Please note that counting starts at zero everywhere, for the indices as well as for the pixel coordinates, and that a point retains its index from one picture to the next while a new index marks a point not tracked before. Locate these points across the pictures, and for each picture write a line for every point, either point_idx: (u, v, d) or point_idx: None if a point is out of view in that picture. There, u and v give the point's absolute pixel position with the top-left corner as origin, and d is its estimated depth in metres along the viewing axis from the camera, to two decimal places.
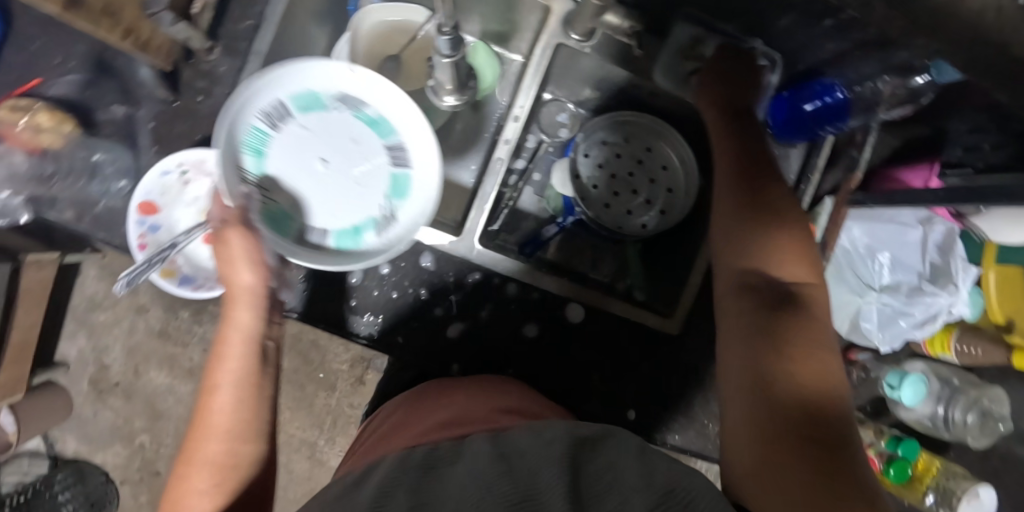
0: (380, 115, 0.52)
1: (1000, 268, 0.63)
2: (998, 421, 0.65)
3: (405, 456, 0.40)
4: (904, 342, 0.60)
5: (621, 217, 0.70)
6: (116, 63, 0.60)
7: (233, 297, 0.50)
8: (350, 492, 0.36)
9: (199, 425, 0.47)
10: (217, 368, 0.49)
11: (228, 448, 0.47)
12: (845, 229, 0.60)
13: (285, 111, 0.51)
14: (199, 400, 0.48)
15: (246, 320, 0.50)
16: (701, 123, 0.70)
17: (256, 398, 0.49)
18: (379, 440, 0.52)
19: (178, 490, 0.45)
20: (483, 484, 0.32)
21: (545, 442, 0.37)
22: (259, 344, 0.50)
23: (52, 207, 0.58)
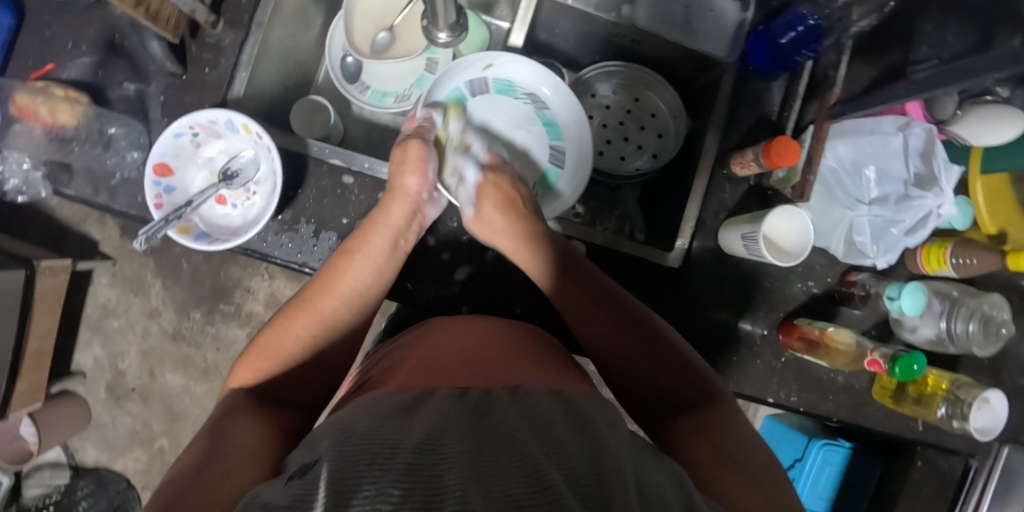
0: (554, 120, 0.69)
1: (987, 179, 0.66)
2: (1000, 325, 0.67)
3: (461, 396, 0.40)
4: (899, 252, 0.62)
5: (616, 162, 0.75)
6: (125, 42, 0.63)
7: (394, 192, 0.58)
8: (402, 415, 0.36)
9: (328, 278, 0.55)
10: (360, 240, 0.56)
11: (337, 308, 0.54)
12: (829, 148, 0.62)
13: (485, 87, 0.68)
14: (331, 262, 0.56)
15: (398, 216, 0.58)
16: (687, 69, 0.72)
17: (373, 279, 0.56)
18: (425, 356, 0.49)
19: (285, 325, 0.52)
20: (549, 440, 0.33)
21: (611, 425, 0.38)
22: (394, 241, 0.57)
23: (71, 181, 0.61)
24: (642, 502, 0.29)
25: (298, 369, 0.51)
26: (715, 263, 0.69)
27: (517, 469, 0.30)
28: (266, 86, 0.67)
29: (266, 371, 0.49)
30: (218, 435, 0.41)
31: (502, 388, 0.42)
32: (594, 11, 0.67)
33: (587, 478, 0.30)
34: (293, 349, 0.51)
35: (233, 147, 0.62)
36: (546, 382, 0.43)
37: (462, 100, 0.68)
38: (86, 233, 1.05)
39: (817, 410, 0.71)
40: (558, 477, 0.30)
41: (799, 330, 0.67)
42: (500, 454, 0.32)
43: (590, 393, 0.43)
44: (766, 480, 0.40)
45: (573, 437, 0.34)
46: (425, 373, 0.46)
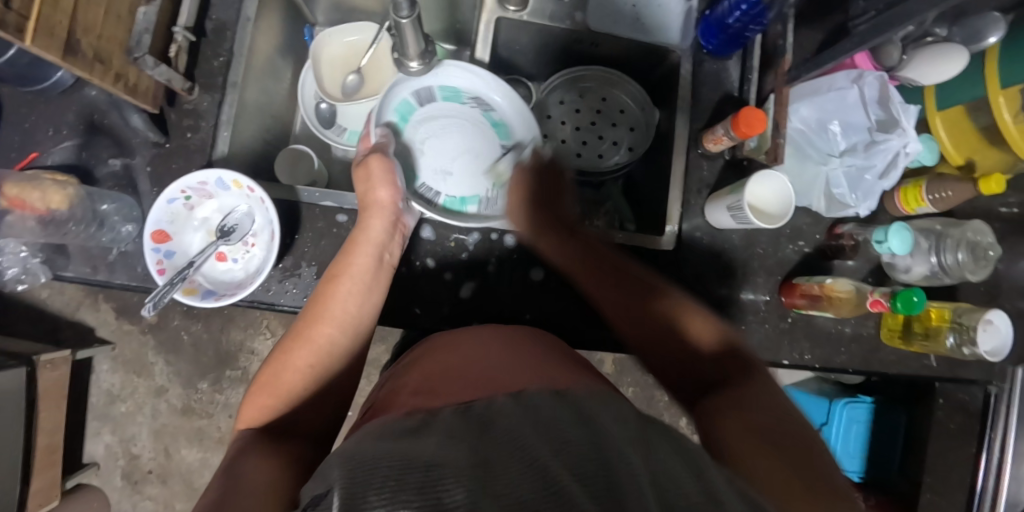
0: (502, 119, 0.69)
1: (944, 114, 0.68)
2: (987, 248, 0.69)
3: (466, 411, 0.40)
4: (877, 195, 0.65)
5: (594, 161, 0.77)
6: (105, 121, 0.64)
7: (369, 209, 0.60)
8: (413, 434, 0.36)
9: (317, 304, 0.56)
10: (344, 263, 0.58)
11: (332, 333, 0.55)
12: (792, 111, 0.66)
13: (432, 95, 0.68)
14: (320, 290, 0.57)
15: (378, 231, 0.60)
16: (648, 66, 0.76)
17: (362, 300, 0.57)
18: (433, 370, 0.49)
19: (282, 359, 0.53)
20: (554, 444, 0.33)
21: (620, 416, 0.37)
22: (378, 256, 0.59)
23: (68, 263, 0.62)
24: (662, 493, 0.29)
25: (305, 399, 0.52)
26: (708, 239, 0.71)
27: (526, 475, 0.30)
28: (248, 141, 0.69)
29: (275, 407, 0.51)
30: (232, 478, 0.41)
31: (504, 393, 0.41)
32: (550, 23, 0.71)
33: (596, 471, 0.30)
34: (295, 382, 0.52)
35: (226, 204, 0.63)
36: (547, 381, 0.43)
37: (410, 110, 0.68)
38: (81, 321, 1.04)
39: (832, 363, 0.73)
40: (569, 478, 0.30)
41: (799, 288, 0.69)
42: (508, 462, 0.32)
43: (590, 383, 0.44)
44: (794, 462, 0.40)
45: (578, 434, 0.34)
46: (427, 390, 0.45)
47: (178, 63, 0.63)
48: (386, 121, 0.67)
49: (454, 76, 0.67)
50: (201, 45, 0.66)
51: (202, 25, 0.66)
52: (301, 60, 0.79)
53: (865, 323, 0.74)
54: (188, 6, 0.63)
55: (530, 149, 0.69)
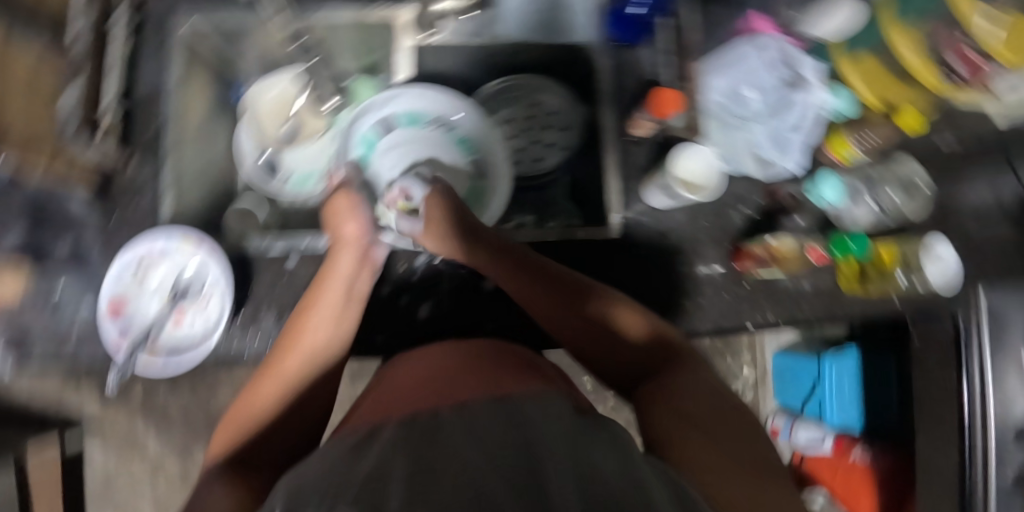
0: (467, 136, 0.70)
1: (852, 59, 0.71)
2: (918, 182, 0.73)
3: (410, 423, 0.40)
4: (801, 148, 0.68)
5: (534, 165, 0.78)
6: (48, 205, 0.66)
7: (339, 244, 0.61)
8: (355, 455, 0.37)
9: (289, 341, 0.57)
10: (313, 297, 0.58)
11: (302, 366, 0.56)
12: (705, 84, 0.69)
13: (393, 122, 0.70)
14: (292, 323, 0.58)
15: (347, 265, 0.60)
16: (567, 67, 0.77)
17: (331, 332, 0.57)
18: (395, 387, 0.50)
19: (253, 393, 0.55)
20: (490, 457, 0.34)
21: (553, 418, 0.39)
22: (348, 289, 0.59)
23: (31, 349, 0.63)
24: (585, 493, 0.31)
25: (270, 428, 0.53)
26: (652, 220, 0.73)
27: (458, 491, 0.31)
28: (194, 202, 0.71)
29: (237, 439, 0.52)
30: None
31: (447, 406, 0.42)
32: (465, 40, 0.76)
33: (527, 482, 0.31)
34: (259, 415, 0.53)
35: (178, 265, 0.65)
36: (490, 391, 0.43)
37: (373, 139, 0.70)
38: (65, 411, 1.05)
39: (796, 318, 0.75)
40: (498, 487, 0.31)
41: (747, 252, 0.71)
42: (445, 477, 0.32)
43: (541, 389, 0.44)
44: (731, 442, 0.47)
45: (511, 449, 0.35)
46: (381, 407, 0.46)
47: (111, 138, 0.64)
48: (352, 155, 0.69)
49: (416, 100, 0.70)
50: (132, 117, 0.68)
51: None
52: None
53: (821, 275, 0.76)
54: None
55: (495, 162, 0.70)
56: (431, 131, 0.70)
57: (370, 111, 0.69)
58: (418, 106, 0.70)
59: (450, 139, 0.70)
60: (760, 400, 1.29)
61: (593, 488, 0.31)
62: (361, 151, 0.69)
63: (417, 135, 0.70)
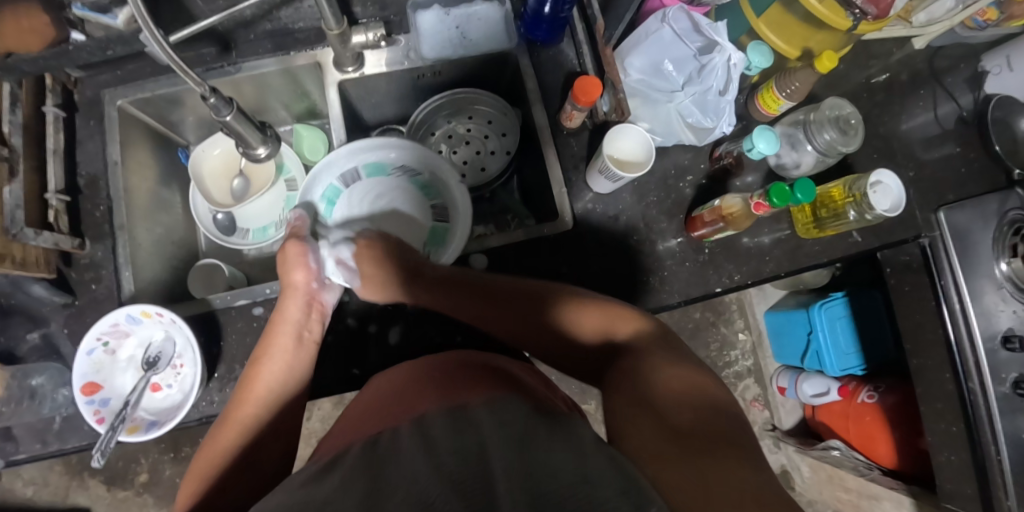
0: (430, 182, 0.74)
1: (763, 18, 0.74)
2: (850, 118, 0.72)
3: (372, 445, 0.41)
4: (727, 108, 0.70)
5: (479, 173, 0.83)
6: (12, 302, 0.67)
7: (285, 293, 0.64)
8: (317, 481, 0.37)
9: (245, 390, 0.59)
10: (266, 345, 0.61)
11: (258, 414, 0.57)
12: (626, 66, 0.71)
13: (357, 174, 0.72)
14: (246, 373, 0.60)
15: (294, 311, 0.63)
16: (496, 74, 0.80)
17: (285, 377, 0.60)
18: (355, 415, 0.51)
19: (212, 446, 0.55)
20: (439, 466, 0.35)
21: (511, 420, 0.40)
22: (298, 334, 0.62)
23: (16, 446, 0.64)
24: (526, 480, 0.33)
25: (227, 476, 0.52)
26: (603, 205, 0.74)
27: (407, 498, 0.32)
28: (155, 272, 0.72)
29: (198, 489, 0.52)
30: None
31: (407, 421, 0.44)
32: (389, 69, 0.75)
33: (472, 485, 0.33)
34: (218, 464, 0.53)
35: (145, 337, 0.66)
36: (453, 401, 0.45)
37: (338, 193, 0.73)
38: (75, 504, 1.05)
39: (762, 274, 0.75)
40: (442, 488, 0.33)
41: (699, 218, 0.71)
42: (395, 492, 0.33)
43: (494, 392, 0.46)
44: (675, 418, 0.44)
45: (458, 456, 0.36)
46: (351, 431, 0.47)
47: (60, 224, 0.66)
48: (319, 213, 0.72)
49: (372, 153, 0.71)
50: (80, 202, 0.69)
51: (75, 184, 0.69)
52: (186, 182, 0.83)
53: (777, 227, 0.77)
54: (54, 171, 0.67)
55: (454, 199, 0.73)
56: (395, 179, 0.74)
57: (329, 163, 0.70)
58: (380, 158, 0.71)
59: (414, 186, 0.74)
60: (760, 362, 1.31)
61: (539, 481, 0.33)
62: (326, 206, 0.73)
63: (382, 184, 0.73)
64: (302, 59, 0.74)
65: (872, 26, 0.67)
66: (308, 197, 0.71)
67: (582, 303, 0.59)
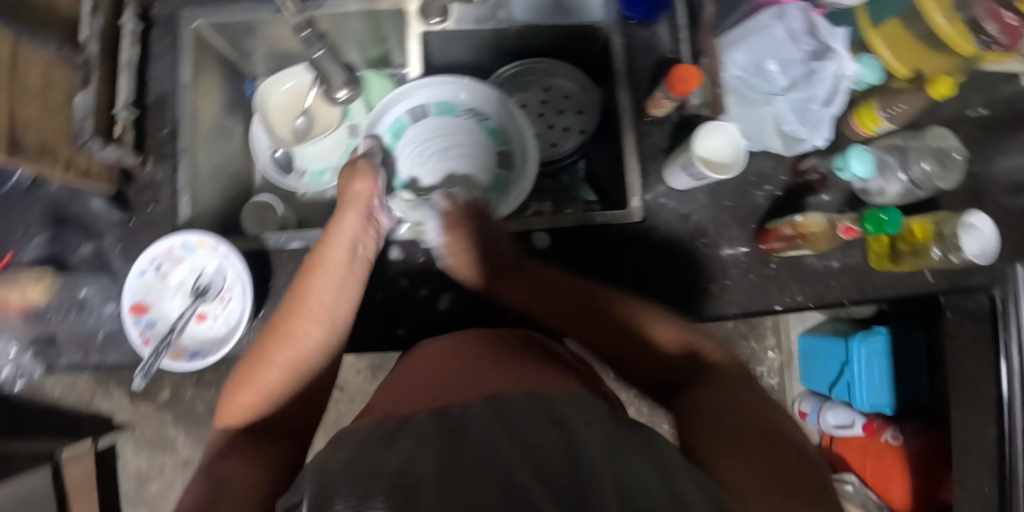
0: (497, 128, 0.73)
1: (881, 30, 0.69)
2: (953, 152, 0.71)
3: (441, 416, 0.40)
4: (831, 123, 0.66)
5: (549, 149, 0.79)
6: (70, 210, 0.66)
7: (345, 202, 0.62)
8: (381, 447, 0.36)
9: (296, 303, 0.58)
10: (320, 257, 0.59)
11: (309, 330, 0.57)
12: (726, 59, 0.67)
13: (426, 111, 0.72)
14: (297, 285, 0.59)
15: (352, 224, 0.61)
16: (583, 47, 0.77)
17: (337, 293, 0.58)
18: (413, 379, 0.50)
19: (261, 356, 0.56)
20: (525, 448, 0.33)
21: (592, 418, 0.38)
22: (354, 245, 0.61)
23: (59, 353, 0.64)
24: (620, 483, 0.31)
25: (279, 398, 0.56)
26: (673, 202, 0.71)
27: (492, 475, 0.31)
28: (210, 201, 0.71)
29: (252, 402, 0.55)
30: (218, 478, 0.45)
31: (478, 397, 0.42)
32: (476, 26, 0.72)
33: (566, 480, 0.31)
34: (272, 381, 0.55)
35: (197, 265, 0.65)
36: (523, 384, 0.43)
37: (404, 127, 0.73)
38: (98, 411, 1.08)
39: (826, 299, 0.72)
40: (527, 473, 0.31)
41: (773, 232, 0.67)
42: (475, 468, 0.32)
43: (573, 389, 0.44)
44: (747, 455, 0.42)
45: (549, 439, 0.34)
46: (406, 400, 0.46)
47: (125, 139, 0.65)
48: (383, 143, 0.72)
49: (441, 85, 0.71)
50: (146, 119, 0.68)
51: (143, 99, 0.68)
52: (248, 114, 0.82)
53: (850, 252, 0.72)
54: (125, 84, 0.66)
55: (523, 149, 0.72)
56: (463, 121, 0.73)
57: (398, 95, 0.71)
58: (450, 96, 0.72)
59: (481, 131, 0.73)
60: (785, 382, 1.29)
61: (637, 490, 0.30)
62: (390, 138, 0.72)
63: (449, 123, 0.73)
64: (386, 5, 0.71)
65: (999, 56, 0.63)
66: (377, 121, 0.71)
67: (653, 316, 0.58)
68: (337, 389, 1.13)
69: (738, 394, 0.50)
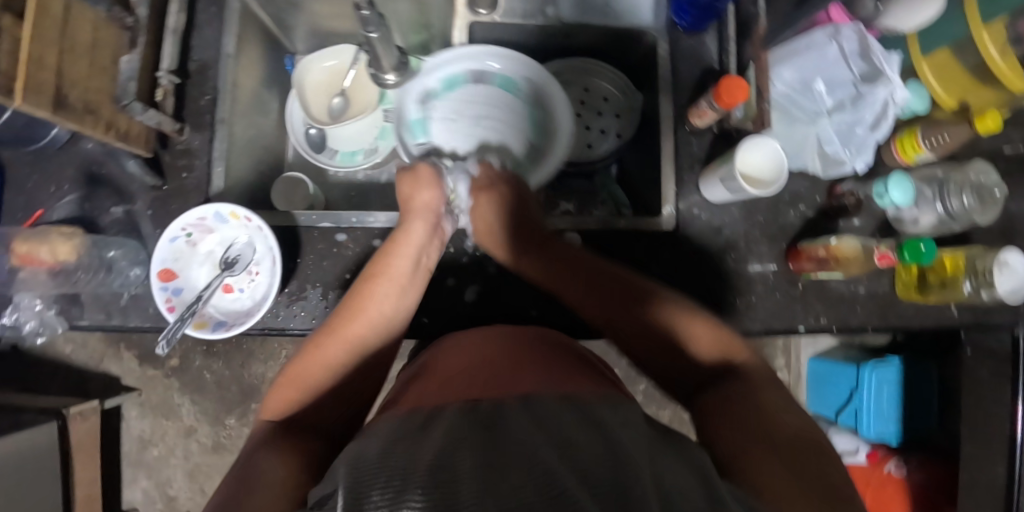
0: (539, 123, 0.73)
1: (930, 58, 0.68)
2: (993, 188, 0.69)
3: (473, 411, 0.40)
4: (873, 146, 0.67)
5: (586, 150, 0.79)
6: (104, 171, 0.66)
7: (413, 210, 0.63)
8: (414, 440, 0.36)
9: (354, 305, 0.58)
10: (384, 262, 0.60)
11: (367, 332, 0.57)
12: (774, 75, 0.68)
13: (485, 77, 0.72)
14: (359, 286, 0.59)
15: (419, 233, 0.62)
16: (628, 50, 0.76)
17: (397, 301, 0.59)
18: (441, 374, 0.50)
19: (315, 352, 0.56)
20: (562, 450, 0.33)
21: (627, 423, 0.38)
22: (417, 254, 0.61)
23: (83, 312, 0.64)
24: (662, 491, 0.30)
25: (328, 399, 0.54)
26: (705, 214, 0.70)
27: (532, 475, 0.31)
28: (242, 173, 0.71)
29: (297, 397, 0.53)
30: (256, 468, 0.43)
31: (512, 396, 0.41)
32: (523, 21, 0.72)
33: (607, 482, 0.30)
34: (323, 377, 0.54)
35: (227, 236, 0.65)
36: (552, 384, 0.43)
37: (456, 81, 0.73)
38: (106, 371, 1.09)
39: (850, 325, 0.71)
40: (565, 472, 0.31)
41: (805, 252, 0.67)
42: (513, 466, 0.32)
43: (607, 392, 0.43)
44: (782, 463, 0.39)
45: (589, 442, 0.34)
46: (434, 394, 0.46)
47: (166, 105, 0.65)
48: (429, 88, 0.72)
49: (513, 67, 0.71)
50: (187, 86, 0.68)
51: (185, 67, 0.68)
52: (285, 90, 0.81)
53: (878, 279, 0.71)
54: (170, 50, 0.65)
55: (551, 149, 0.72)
56: (514, 101, 0.73)
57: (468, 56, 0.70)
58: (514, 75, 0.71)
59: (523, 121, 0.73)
60: None
61: (678, 493, 0.30)
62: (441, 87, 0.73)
63: (501, 98, 0.73)
64: None
65: None
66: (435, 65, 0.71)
67: (677, 308, 0.56)
68: None
69: (770, 399, 0.47)
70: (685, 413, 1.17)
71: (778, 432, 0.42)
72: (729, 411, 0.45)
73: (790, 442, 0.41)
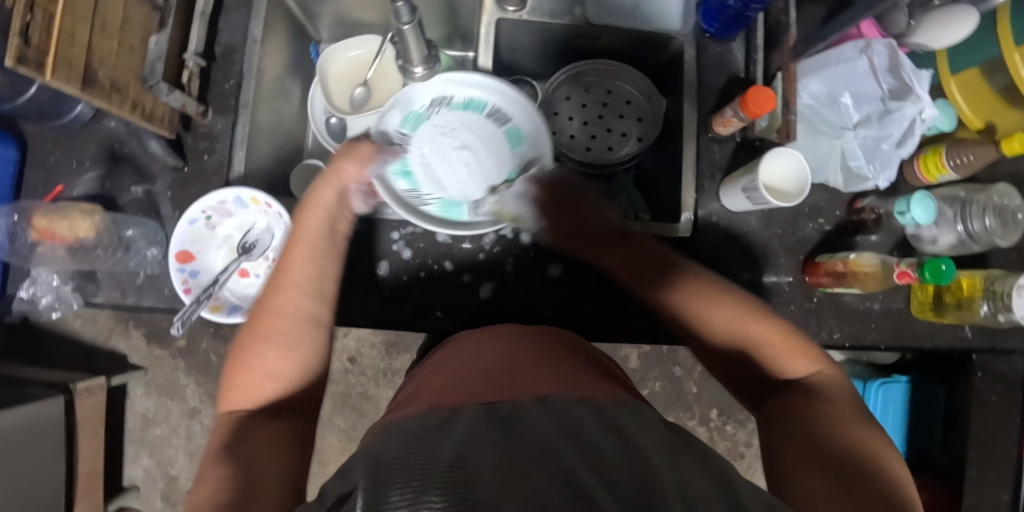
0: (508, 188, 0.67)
1: (958, 77, 0.68)
2: (1016, 211, 0.68)
3: (491, 410, 0.40)
4: (897, 165, 0.66)
5: (606, 153, 0.77)
6: (126, 149, 0.66)
7: (324, 177, 0.60)
8: (430, 437, 0.36)
9: (281, 278, 0.56)
10: (300, 231, 0.58)
11: (299, 302, 0.54)
12: (801, 87, 0.67)
13: (503, 119, 0.67)
14: (283, 259, 0.57)
15: (329, 199, 0.60)
16: (654, 54, 0.76)
17: (319, 266, 0.56)
18: (456, 372, 0.50)
19: (257, 329, 0.53)
20: (582, 451, 0.33)
21: (646, 426, 0.37)
22: (331, 218, 0.59)
23: (98, 289, 0.64)
24: (683, 493, 0.30)
25: (290, 387, 0.52)
26: (722, 222, 0.70)
27: (553, 475, 0.31)
28: (262, 159, 0.71)
29: (254, 386, 0.51)
30: (250, 465, 0.42)
31: (529, 398, 0.41)
32: (551, 20, 0.72)
33: (629, 483, 0.30)
34: (280, 364, 0.51)
35: (246, 221, 0.65)
36: (570, 386, 0.43)
37: (477, 106, 0.67)
38: (114, 348, 1.09)
39: (862, 341, 0.71)
40: (586, 473, 0.31)
41: (822, 266, 0.67)
42: (532, 465, 0.32)
43: (624, 397, 0.43)
44: (830, 472, 0.40)
45: (609, 444, 0.33)
46: (447, 394, 0.46)
47: (191, 87, 0.65)
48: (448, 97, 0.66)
49: (531, 122, 0.66)
50: (212, 69, 0.68)
51: (212, 50, 0.68)
52: (307, 77, 0.81)
53: (893, 297, 0.71)
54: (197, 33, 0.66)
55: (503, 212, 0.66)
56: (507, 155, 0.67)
57: (501, 92, 0.65)
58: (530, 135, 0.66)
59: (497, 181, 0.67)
60: None
61: (699, 496, 0.30)
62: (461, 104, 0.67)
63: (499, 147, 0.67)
64: None
65: None
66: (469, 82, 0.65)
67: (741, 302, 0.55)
68: (349, 359, 1.13)
69: (837, 408, 0.46)
70: (687, 420, 1.16)
71: (841, 445, 0.42)
72: (789, 416, 0.46)
73: (843, 452, 0.41)
